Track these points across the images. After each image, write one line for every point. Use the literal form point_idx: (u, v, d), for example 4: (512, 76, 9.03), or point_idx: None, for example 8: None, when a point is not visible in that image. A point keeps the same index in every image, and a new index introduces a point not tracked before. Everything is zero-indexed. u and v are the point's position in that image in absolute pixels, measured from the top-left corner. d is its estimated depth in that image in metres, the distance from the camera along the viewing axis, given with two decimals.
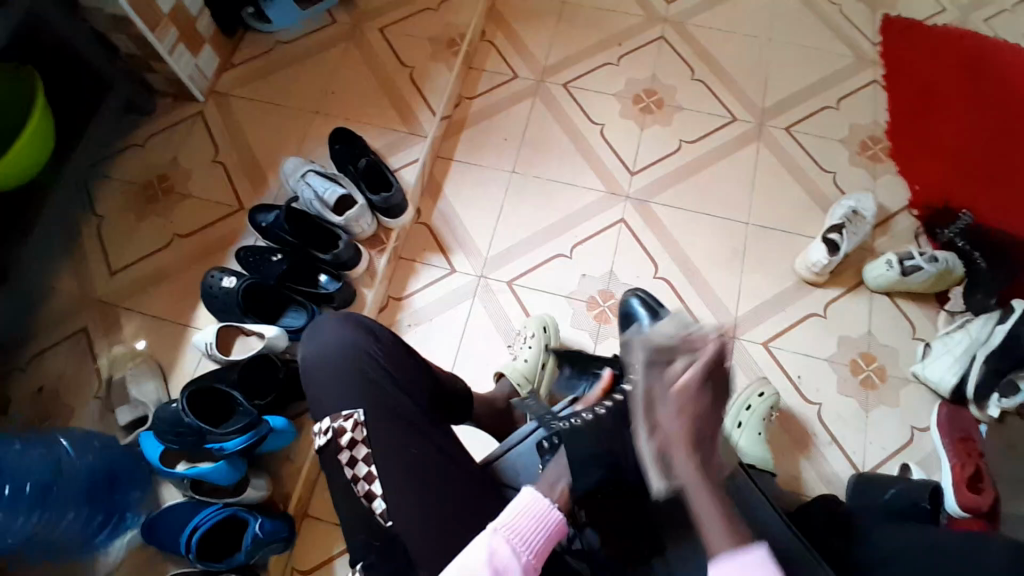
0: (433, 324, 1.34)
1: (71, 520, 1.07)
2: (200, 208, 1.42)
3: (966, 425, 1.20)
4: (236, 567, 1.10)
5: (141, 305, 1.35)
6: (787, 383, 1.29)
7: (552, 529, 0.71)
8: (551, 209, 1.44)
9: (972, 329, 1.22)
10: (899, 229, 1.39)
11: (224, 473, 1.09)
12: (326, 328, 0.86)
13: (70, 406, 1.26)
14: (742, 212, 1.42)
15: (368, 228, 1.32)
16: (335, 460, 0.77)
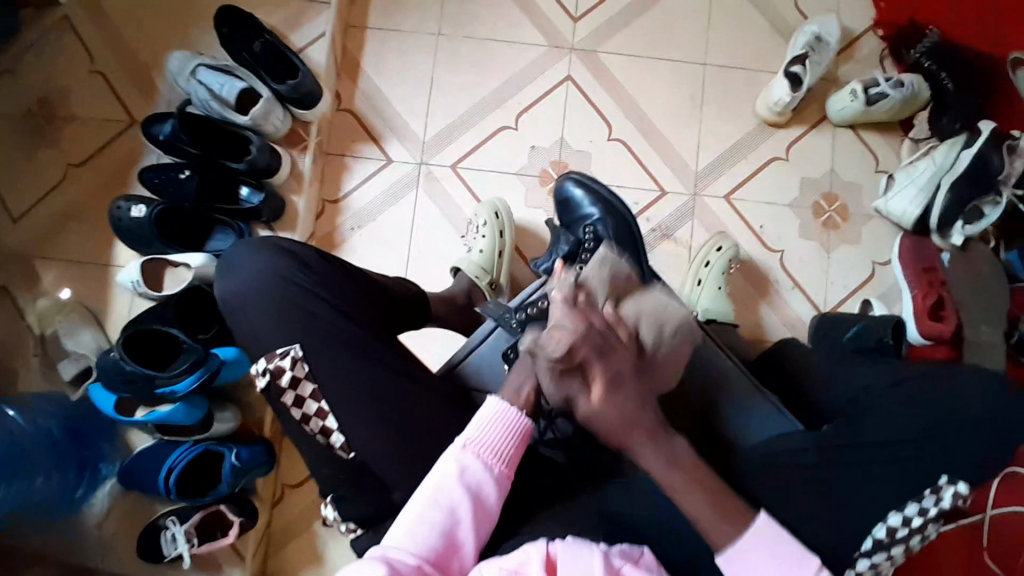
0: (378, 222, 1.26)
1: (43, 483, 1.04)
2: (91, 129, 1.24)
3: (928, 255, 1.20)
4: (223, 497, 1.09)
5: (54, 249, 1.21)
6: (751, 234, 1.25)
7: (516, 431, 0.72)
8: (489, 76, 1.29)
9: (936, 158, 1.18)
10: (863, 54, 1.28)
11: (185, 414, 1.03)
12: (241, 257, 0.78)
13: (12, 371, 1.15)
14: (697, 55, 1.29)
15: (281, 124, 1.19)
16: (280, 403, 0.71)
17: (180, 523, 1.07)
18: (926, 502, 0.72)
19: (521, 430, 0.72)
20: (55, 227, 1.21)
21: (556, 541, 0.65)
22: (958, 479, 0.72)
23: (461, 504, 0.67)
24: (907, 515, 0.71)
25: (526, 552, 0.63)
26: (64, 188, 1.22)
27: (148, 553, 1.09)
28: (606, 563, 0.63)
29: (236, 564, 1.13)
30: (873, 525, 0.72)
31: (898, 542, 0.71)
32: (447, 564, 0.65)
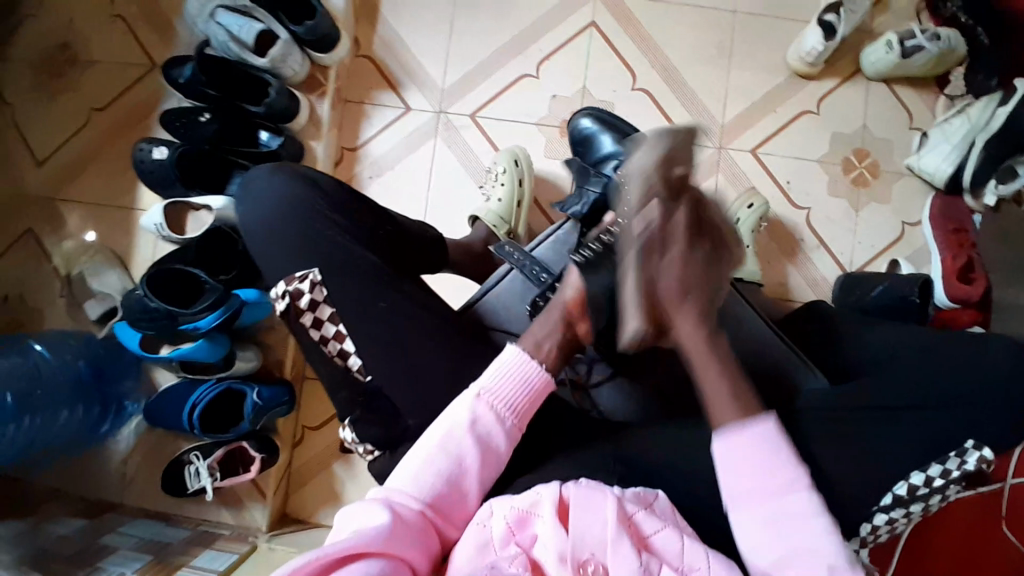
0: (397, 171, 1.25)
1: (68, 418, 1.06)
2: (113, 72, 1.24)
3: (960, 216, 1.16)
4: (244, 435, 1.12)
5: (78, 192, 1.22)
6: (777, 190, 1.22)
7: (534, 381, 0.72)
8: (510, 21, 1.26)
9: (972, 114, 1.12)
10: (900, 4, 1.23)
11: (207, 351, 1.04)
12: (257, 187, 0.79)
13: (36, 310, 1.18)
14: (727, 3, 1.24)
15: (300, 68, 1.18)
16: (299, 324, 0.73)
17: (204, 459, 1.09)
18: (950, 464, 0.67)
19: (540, 384, 0.73)
20: (81, 170, 1.22)
21: (570, 485, 0.66)
22: (985, 444, 0.68)
23: (470, 454, 0.68)
24: (930, 475, 0.67)
25: (538, 493, 0.65)
26: (88, 132, 1.23)
27: (172, 487, 1.12)
28: (619, 508, 0.64)
29: (257, 501, 1.17)
30: (895, 484, 0.68)
31: (919, 500, 0.67)
32: (452, 509, 0.66)
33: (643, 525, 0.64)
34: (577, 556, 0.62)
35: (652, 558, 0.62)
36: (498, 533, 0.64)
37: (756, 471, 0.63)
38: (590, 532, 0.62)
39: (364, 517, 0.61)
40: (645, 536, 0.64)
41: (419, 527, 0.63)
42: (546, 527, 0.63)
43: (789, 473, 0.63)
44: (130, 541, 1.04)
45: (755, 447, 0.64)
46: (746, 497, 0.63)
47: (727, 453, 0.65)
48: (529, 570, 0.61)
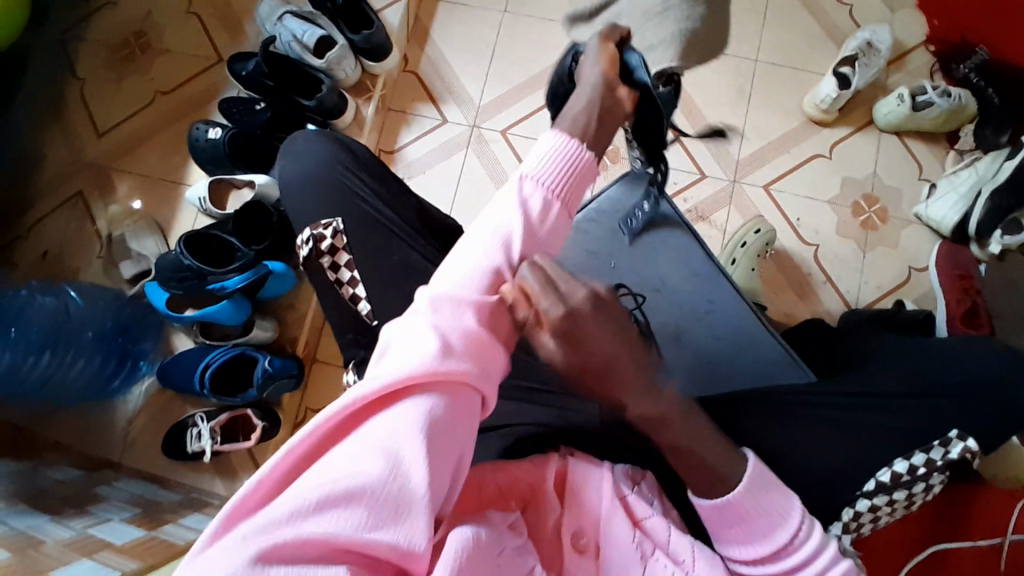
0: (428, 175, 1.33)
1: (83, 365, 1.12)
2: (181, 62, 1.36)
3: (965, 262, 1.17)
4: (250, 402, 1.14)
5: (132, 165, 1.32)
6: (786, 225, 1.27)
7: (577, 168, 0.66)
8: (547, 52, 1.37)
9: (979, 167, 1.20)
10: (913, 66, 1.31)
11: (230, 313, 1.11)
12: (301, 146, 0.86)
13: (75, 266, 1.26)
14: (750, 51, 1.34)
15: (351, 73, 1.29)
16: (318, 265, 0.78)
17: (208, 420, 1.13)
18: (934, 453, 0.72)
19: (585, 182, 0.67)
20: (137, 145, 1.33)
21: (570, 460, 0.69)
22: (969, 436, 0.72)
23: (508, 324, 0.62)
24: (913, 464, 0.71)
25: (539, 465, 0.68)
26: (151, 112, 1.34)
27: (171, 447, 1.15)
28: (614, 486, 0.66)
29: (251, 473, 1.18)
30: (878, 470, 0.72)
31: (902, 487, 0.71)
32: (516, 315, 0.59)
33: (635, 508, 0.66)
34: (572, 529, 0.63)
35: (643, 536, 0.64)
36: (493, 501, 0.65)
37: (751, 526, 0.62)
38: (585, 508, 0.65)
39: (417, 327, 0.55)
40: (637, 519, 0.66)
41: (490, 348, 0.56)
42: (544, 498, 0.65)
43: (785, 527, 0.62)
44: (122, 494, 1.05)
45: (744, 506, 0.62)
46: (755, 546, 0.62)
47: (715, 512, 0.63)
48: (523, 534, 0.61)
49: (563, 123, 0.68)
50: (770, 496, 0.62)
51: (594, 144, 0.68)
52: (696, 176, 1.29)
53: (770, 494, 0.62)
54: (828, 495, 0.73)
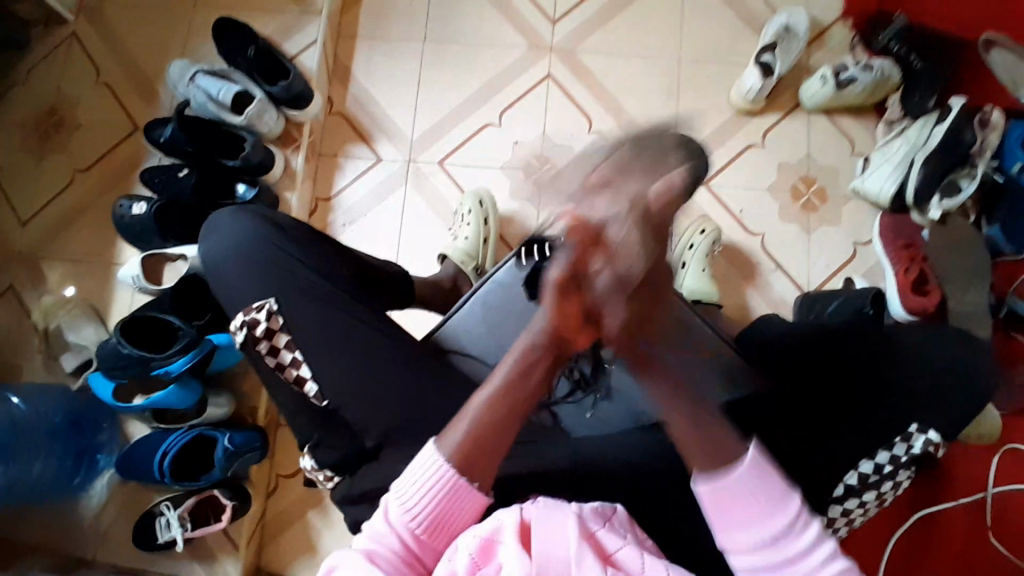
0: (370, 217, 1.30)
1: (41, 469, 1.08)
2: (97, 135, 1.31)
3: (909, 233, 1.21)
4: (217, 482, 1.11)
5: (59, 250, 1.26)
6: (731, 218, 1.28)
7: (453, 494, 0.64)
8: (474, 75, 1.35)
9: (910, 135, 1.21)
10: (833, 43, 1.33)
11: (180, 397, 1.07)
12: (224, 225, 0.83)
13: (15, 364, 1.20)
14: (673, 50, 1.34)
15: (274, 125, 1.25)
16: (255, 352, 0.76)
17: (175, 508, 1.10)
18: (898, 450, 0.77)
19: (467, 498, 0.65)
20: (62, 228, 1.27)
21: (529, 507, 0.66)
22: (929, 428, 0.78)
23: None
24: (879, 463, 0.77)
25: (500, 518, 0.64)
26: (71, 191, 1.29)
27: (142, 539, 1.11)
28: (580, 525, 0.64)
29: (230, 551, 1.14)
30: (846, 474, 0.76)
31: (870, 487, 0.77)
32: (432, 555, 0.65)
33: (605, 541, 0.65)
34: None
35: (617, 572, 0.62)
36: (462, 567, 0.61)
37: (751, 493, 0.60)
38: (552, 554, 0.61)
39: (350, 568, 0.62)
40: (608, 551, 0.64)
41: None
42: (508, 551, 0.61)
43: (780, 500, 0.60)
44: None
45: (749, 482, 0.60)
46: (741, 536, 0.61)
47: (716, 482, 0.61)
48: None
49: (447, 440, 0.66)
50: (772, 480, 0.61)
51: (475, 468, 0.64)
52: None
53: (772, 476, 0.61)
54: None
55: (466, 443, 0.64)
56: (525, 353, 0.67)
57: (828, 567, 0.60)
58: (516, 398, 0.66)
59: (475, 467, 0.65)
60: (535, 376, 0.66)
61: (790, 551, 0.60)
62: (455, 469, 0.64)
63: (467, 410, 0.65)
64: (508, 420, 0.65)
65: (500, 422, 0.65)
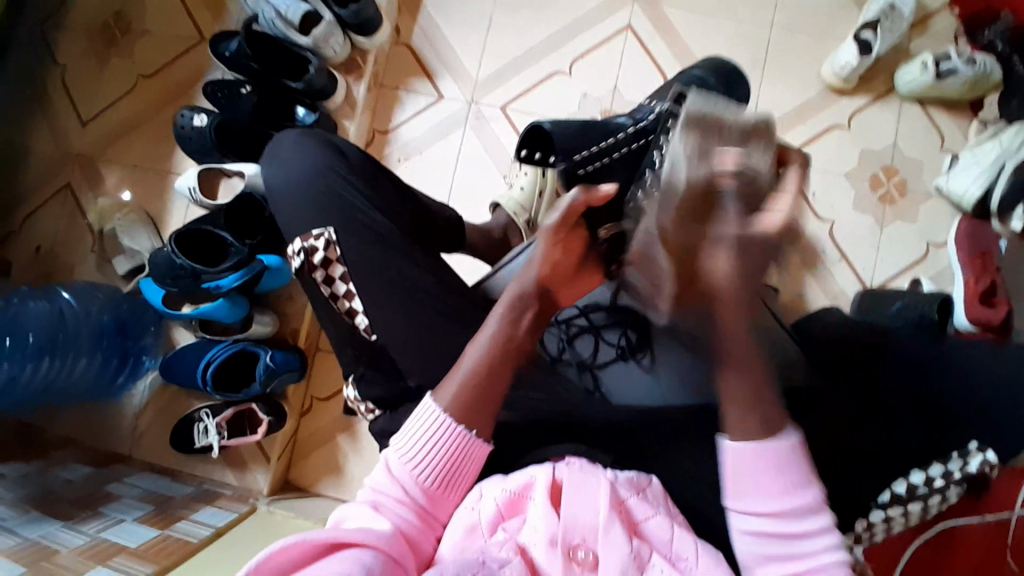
0: (425, 156, 1.28)
1: (86, 365, 1.11)
2: (164, 42, 1.29)
3: (987, 241, 1.13)
4: (254, 397, 1.14)
5: (119, 154, 1.27)
6: (799, 201, 1.22)
7: (458, 446, 0.66)
8: (548, 20, 1.29)
9: (1004, 140, 1.11)
10: (936, 28, 1.23)
11: (227, 311, 1.09)
12: (291, 145, 0.83)
13: (70, 263, 1.24)
14: (764, 14, 1.25)
15: (340, 50, 1.22)
16: (312, 280, 0.77)
17: (214, 416, 1.13)
18: (952, 465, 0.76)
19: (471, 449, 0.66)
20: (121, 132, 1.28)
21: (563, 467, 0.65)
22: (988, 448, 0.76)
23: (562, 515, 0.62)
24: (931, 475, 0.75)
25: (534, 473, 0.64)
26: (132, 96, 1.29)
27: (178, 445, 1.16)
28: (612, 493, 0.63)
29: (260, 465, 1.18)
30: (895, 481, 0.74)
31: (917, 498, 0.75)
32: (444, 507, 0.67)
33: (635, 511, 0.64)
34: (568, 540, 0.60)
35: (643, 544, 0.62)
36: (487, 516, 0.63)
37: (768, 482, 0.64)
38: (581, 517, 0.61)
39: (359, 517, 0.64)
40: (637, 521, 0.63)
41: (418, 533, 0.64)
42: (538, 509, 0.62)
43: (800, 494, 0.63)
44: (132, 491, 1.06)
45: (773, 462, 0.64)
46: (749, 505, 0.64)
47: (744, 462, 0.64)
48: (517, 554, 0.60)
49: (445, 391, 0.67)
50: (795, 466, 0.64)
51: (474, 417, 0.66)
52: None
53: (797, 462, 0.64)
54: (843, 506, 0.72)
55: (463, 393, 0.66)
56: (513, 300, 0.70)
57: (820, 548, 0.62)
58: (508, 344, 0.68)
59: (472, 414, 0.66)
60: (527, 319, 0.70)
61: (803, 549, 0.63)
62: (454, 421, 0.66)
63: (463, 360, 0.68)
64: (501, 365, 0.68)
65: (494, 361, 0.67)
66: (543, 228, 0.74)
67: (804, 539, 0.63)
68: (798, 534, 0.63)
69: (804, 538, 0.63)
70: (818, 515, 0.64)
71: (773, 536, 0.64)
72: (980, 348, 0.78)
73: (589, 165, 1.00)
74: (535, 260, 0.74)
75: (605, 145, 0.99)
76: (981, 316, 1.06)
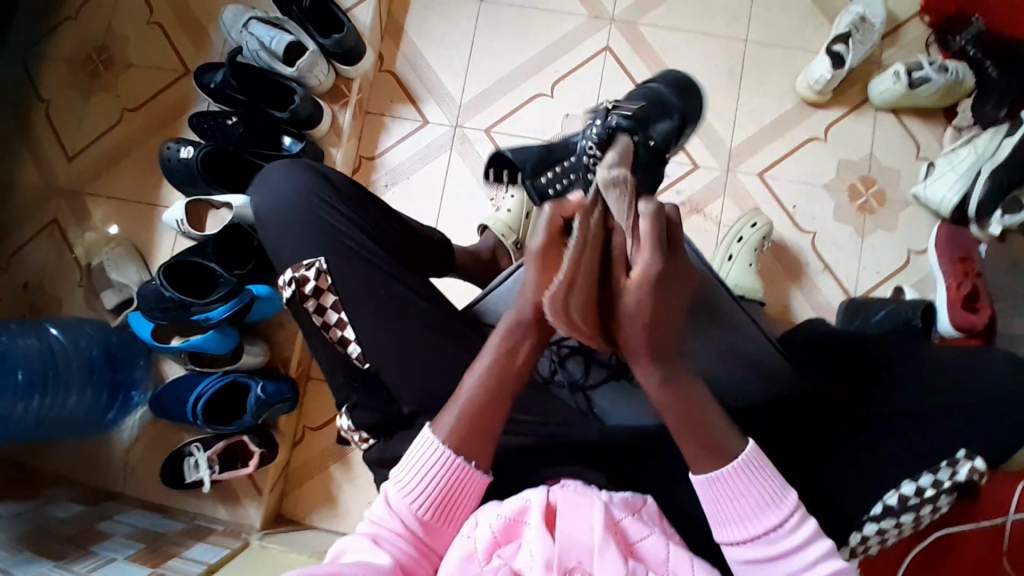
0: (412, 180, 1.29)
1: (76, 402, 1.10)
2: (148, 75, 1.30)
3: (966, 245, 1.15)
4: (247, 427, 1.14)
5: (104, 187, 1.27)
6: (782, 213, 1.24)
7: (453, 477, 0.66)
8: (529, 42, 1.31)
9: (979, 144, 1.15)
10: (907, 40, 1.26)
11: (217, 342, 1.09)
12: (276, 176, 0.83)
13: (57, 298, 1.24)
14: (739, 31, 1.28)
15: (325, 78, 1.23)
16: (302, 309, 0.76)
17: (204, 450, 1.13)
18: (941, 474, 0.73)
19: (470, 482, 0.67)
20: (107, 166, 1.28)
21: (557, 489, 0.65)
22: (976, 455, 0.74)
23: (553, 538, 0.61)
24: (921, 485, 0.73)
25: (528, 497, 0.64)
26: (118, 130, 1.29)
27: (170, 479, 1.15)
28: (606, 514, 0.64)
29: (254, 496, 1.17)
30: (885, 492, 0.73)
31: (909, 509, 0.72)
32: (440, 539, 0.67)
33: (629, 530, 0.64)
34: (564, 563, 0.60)
35: (639, 564, 0.62)
36: (482, 543, 0.62)
37: (745, 507, 0.63)
38: (576, 540, 0.61)
39: (358, 549, 0.64)
40: (632, 541, 0.64)
41: (415, 564, 0.64)
42: (533, 533, 0.62)
43: (773, 511, 0.63)
44: (125, 528, 1.05)
45: (733, 488, 0.63)
46: (732, 536, 0.64)
47: (710, 491, 0.64)
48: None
49: (443, 420, 0.67)
50: (763, 483, 0.63)
51: (472, 448, 0.66)
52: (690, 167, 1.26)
53: (771, 479, 0.64)
54: (837, 518, 0.73)
55: (461, 425, 0.66)
56: (510, 327, 0.67)
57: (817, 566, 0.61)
58: (505, 380, 0.67)
59: (471, 446, 0.66)
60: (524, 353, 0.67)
61: (798, 564, 0.62)
62: (453, 452, 0.66)
63: (461, 387, 0.67)
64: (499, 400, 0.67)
65: (490, 397, 0.66)
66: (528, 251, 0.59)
67: (784, 560, 0.62)
68: (788, 551, 0.62)
69: (790, 554, 0.62)
70: (799, 526, 0.63)
71: (756, 561, 0.63)
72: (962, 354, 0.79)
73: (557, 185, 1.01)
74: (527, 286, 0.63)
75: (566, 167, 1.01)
76: (964, 322, 1.08)
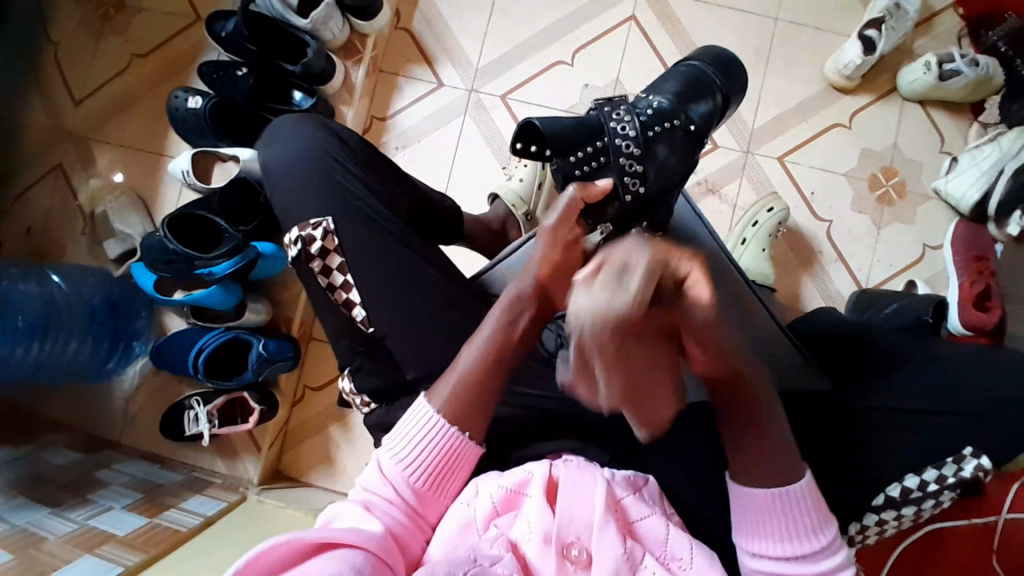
0: (422, 144, 1.26)
1: (76, 349, 1.10)
2: (158, 20, 1.26)
3: (983, 244, 1.13)
4: (247, 384, 1.13)
5: (111, 133, 1.25)
6: (799, 200, 1.22)
7: (447, 448, 0.66)
8: (552, 7, 1.27)
9: (1001, 144, 1.11)
10: (940, 29, 1.22)
11: (219, 298, 1.08)
12: (286, 132, 0.81)
13: (61, 245, 1.22)
14: (769, 9, 1.24)
15: (339, 33, 1.19)
16: (308, 269, 0.75)
17: (204, 404, 1.12)
18: (946, 470, 0.73)
19: (461, 452, 0.66)
20: (113, 113, 1.25)
21: (560, 464, 0.65)
22: (981, 453, 0.73)
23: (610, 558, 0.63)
24: (924, 480, 0.73)
25: (530, 470, 0.64)
26: (125, 76, 1.26)
27: (169, 430, 1.15)
28: (608, 492, 0.63)
29: (252, 452, 1.17)
30: (887, 485, 0.73)
31: (911, 502, 0.73)
32: (432, 508, 0.66)
33: (630, 510, 0.64)
34: (563, 538, 0.61)
35: (636, 542, 0.62)
36: (482, 513, 0.63)
37: (783, 529, 0.64)
38: (576, 514, 0.61)
39: (349, 517, 0.63)
40: (632, 521, 0.64)
41: (408, 534, 0.64)
42: (533, 505, 0.62)
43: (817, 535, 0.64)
44: (123, 478, 1.05)
45: (787, 506, 0.64)
46: (762, 547, 0.65)
47: (752, 506, 0.65)
48: (508, 550, 0.60)
49: (441, 389, 0.67)
50: (811, 508, 0.64)
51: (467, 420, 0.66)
52: (708, 147, 1.23)
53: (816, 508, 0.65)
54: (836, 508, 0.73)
55: (458, 389, 0.66)
56: (514, 298, 0.67)
57: None
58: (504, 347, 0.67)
59: (467, 419, 0.66)
60: (524, 319, 0.67)
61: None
62: (448, 422, 0.66)
63: (458, 360, 0.67)
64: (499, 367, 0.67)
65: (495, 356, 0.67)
66: (541, 228, 0.66)
67: None
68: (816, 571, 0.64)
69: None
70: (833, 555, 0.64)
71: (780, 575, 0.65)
72: (972, 354, 0.78)
73: (588, 167, 0.76)
74: (533, 259, 0.66)
75: (591, 148, 0.76)
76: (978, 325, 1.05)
